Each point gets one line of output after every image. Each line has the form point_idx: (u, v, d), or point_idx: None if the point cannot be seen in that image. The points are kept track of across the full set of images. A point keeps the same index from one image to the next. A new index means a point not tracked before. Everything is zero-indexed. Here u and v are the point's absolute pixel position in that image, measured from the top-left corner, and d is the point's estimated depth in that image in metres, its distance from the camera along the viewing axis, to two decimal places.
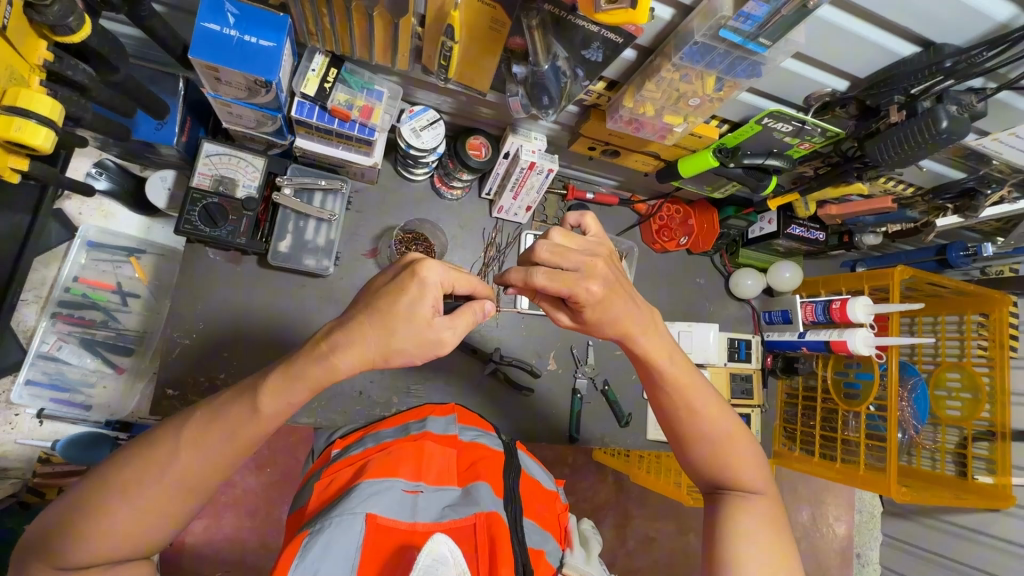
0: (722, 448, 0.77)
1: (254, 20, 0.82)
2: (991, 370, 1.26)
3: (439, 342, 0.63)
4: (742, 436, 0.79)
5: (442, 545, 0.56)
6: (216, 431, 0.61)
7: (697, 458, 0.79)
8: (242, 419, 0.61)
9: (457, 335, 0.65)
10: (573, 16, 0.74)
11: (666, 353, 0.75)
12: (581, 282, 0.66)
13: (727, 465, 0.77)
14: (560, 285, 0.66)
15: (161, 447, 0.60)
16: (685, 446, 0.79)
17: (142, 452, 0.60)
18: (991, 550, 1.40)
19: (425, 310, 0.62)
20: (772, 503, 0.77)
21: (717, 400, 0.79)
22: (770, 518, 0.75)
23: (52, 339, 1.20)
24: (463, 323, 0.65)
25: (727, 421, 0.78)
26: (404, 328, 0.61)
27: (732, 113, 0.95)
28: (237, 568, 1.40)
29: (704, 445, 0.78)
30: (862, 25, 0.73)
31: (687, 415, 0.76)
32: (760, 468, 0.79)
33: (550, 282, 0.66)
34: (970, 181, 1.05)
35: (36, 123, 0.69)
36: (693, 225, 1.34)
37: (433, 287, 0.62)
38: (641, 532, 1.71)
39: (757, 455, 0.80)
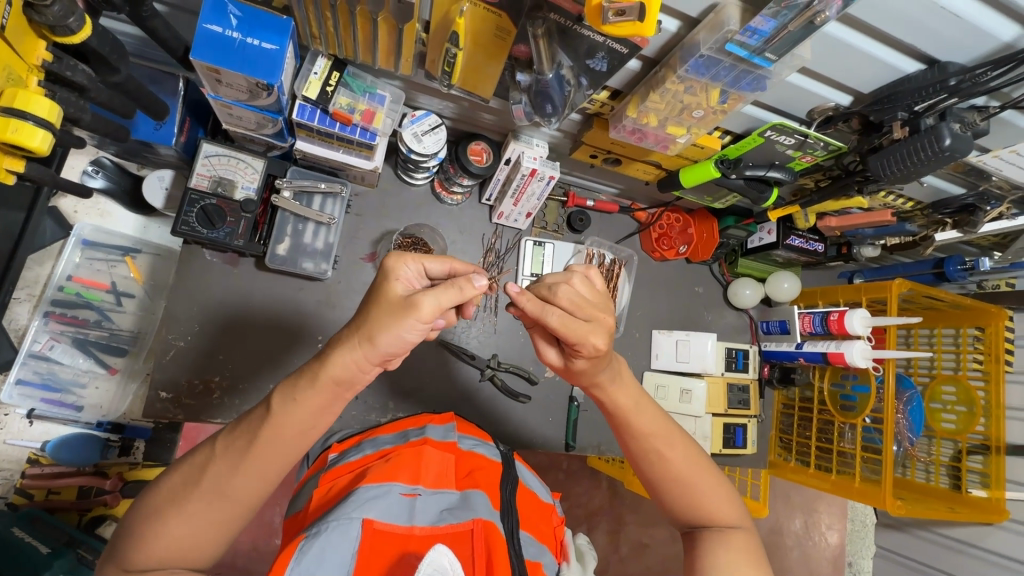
0: (693, 489, 0.77)
1: (256, 23, 0.81)
2: (986, 384, 1.27)
3: (415, 307, 0.58)
4: (714, 475, 0.79)
5: (442, 556, 0.54)
6: (242, 435, 0.63)
7: (670, 500, 0.79)
8: (260, 427, 0.62)
9: (434, 301, 0.58)
10: (579, 26, 0.73)
11: (634, 406, 0.77)
12: (590, 333, 0.65)
13: (702, 504, 0.77)
14: (573, 334, 0.64)
15: (199, 455, 0.64)
16: (657, 485, 0.79)
17: (183, 462, 0.64)
18: (982, 562, 1.40)
19: (397, 292, 0.61)
20: (751, 538, 0.77)
21: (687, 442, 0.79)
22: (750, 555, 0.74)
23: (44, 338, 1.18)
24: (444, 292, 0.59)
25: (697, 461, 0.78)
26: (375, 309, 0.60)
27: (736, 124, 0.95)
28: (228, 571, 1.38)
29: (676, 488, 0.77)
30: (869, 43, 0.73)
31: (655, 458, 0.77)
32: (736, 504, 0.79)
33: (563, 327, 0.64)
34: (970, 198, 1.06)
35: (33, 125, 0.68)
36: (693, 234, 1.35)
37: (405, 274, 0.63)
38: (635, 539, 1.71)
39: (732, 493, 0.80)
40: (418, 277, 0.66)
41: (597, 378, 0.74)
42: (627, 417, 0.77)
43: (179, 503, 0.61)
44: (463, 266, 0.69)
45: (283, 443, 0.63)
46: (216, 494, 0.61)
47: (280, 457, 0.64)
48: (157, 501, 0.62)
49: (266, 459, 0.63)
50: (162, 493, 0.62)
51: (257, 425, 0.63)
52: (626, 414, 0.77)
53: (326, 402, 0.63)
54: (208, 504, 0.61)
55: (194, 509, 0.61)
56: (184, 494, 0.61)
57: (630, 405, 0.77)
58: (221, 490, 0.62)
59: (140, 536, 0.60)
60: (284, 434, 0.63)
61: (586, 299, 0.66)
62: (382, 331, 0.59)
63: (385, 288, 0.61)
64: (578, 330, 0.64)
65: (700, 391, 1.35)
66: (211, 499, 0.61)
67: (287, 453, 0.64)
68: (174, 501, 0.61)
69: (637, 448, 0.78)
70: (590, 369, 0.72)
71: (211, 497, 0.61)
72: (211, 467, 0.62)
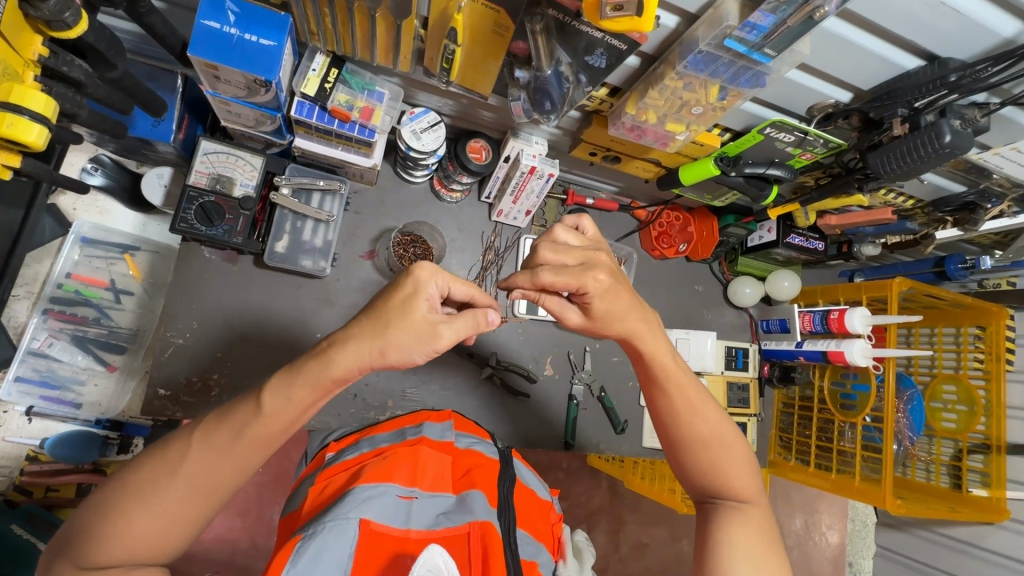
0: (716, 460, 0.76)
1: (254, 18, 0.81)
2: (987, 383, 1.26)
3: (437, 337, 0.62)
4: (740, 449, 0.78)
5: (436, 556, 0.55)
6: (223, 431, 0.62)
7: (690, 468, 0.78)
8: (244, 420, 0.62)
9: (455, 333, 0.64)
10: (578, 22, 0.73)
11: (674, 363, 0.75)
12: (584, 274, 0.66)
13: (722, 477, 0.76)
14: (569, 280, 0.66)
15: (174, 446, 0.62)
16: (679, 452, 0.78)
17: (153, 453, 0.62)
18: (982, 562, 1.40)
19: (423, 313, 0.62)
20: (767, 517, 0.76)
21: (717, 413, 0.77)
22: (764, 532, 0.74)
23: (43, 335, 1.18)
24: (461, 322, 0.64)
25: (727, 434, 0.76)
26: (399, 326, 0.61)
27: (735, 121, 0.95)
28: (227, 569, 1.38)
29: (699, 457, 0.77)
30: (868, 38, 0.72)
31: (683, 425, 0.76)
32: (759, 482, 0.78)
33: (556, 277, 0.66)
34: (970, 195, 1.05)
35: (28, 119, 0.68)
36: (693, 232, 1.33)
37: (433, 293, 0.63)
38: (634, 538, 1.71)
39: (755, 469, 0.78)
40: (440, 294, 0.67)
41: (630, 326, 0.71)
42: (666, 374, 0.75)
43: (150, 499, 0.60)
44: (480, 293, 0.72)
45: (278, 433, 0.63)
46: (193, 489, 0.61)
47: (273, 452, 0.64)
48: (122, 495, 0.60)
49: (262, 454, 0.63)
50: (129, 489, 0.60)
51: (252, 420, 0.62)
52: (663, 372, 0.75)
53: (308, 405, 0.63)
54: (187, 498, 0.61)
55: (167, 505, 0.60)
56: (156, 489, 0.60)
57: (666, 365, 0.74)
58: (198, 485, 0.62)
59: (105, 530, 0.59)
60: (281, 424, 0.63)
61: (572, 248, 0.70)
62: (396, 343, 0.61)
63: (411, 307, 0.61)
64: (570, 277, 0.66)
65: None
66: (191, 494, 0.61)
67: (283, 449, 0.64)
68: (142, 497, 0.60)
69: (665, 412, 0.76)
70: (615, 308, 0.69)
71: (191, 491, 0.61)
72: (191, 460, 0.61)
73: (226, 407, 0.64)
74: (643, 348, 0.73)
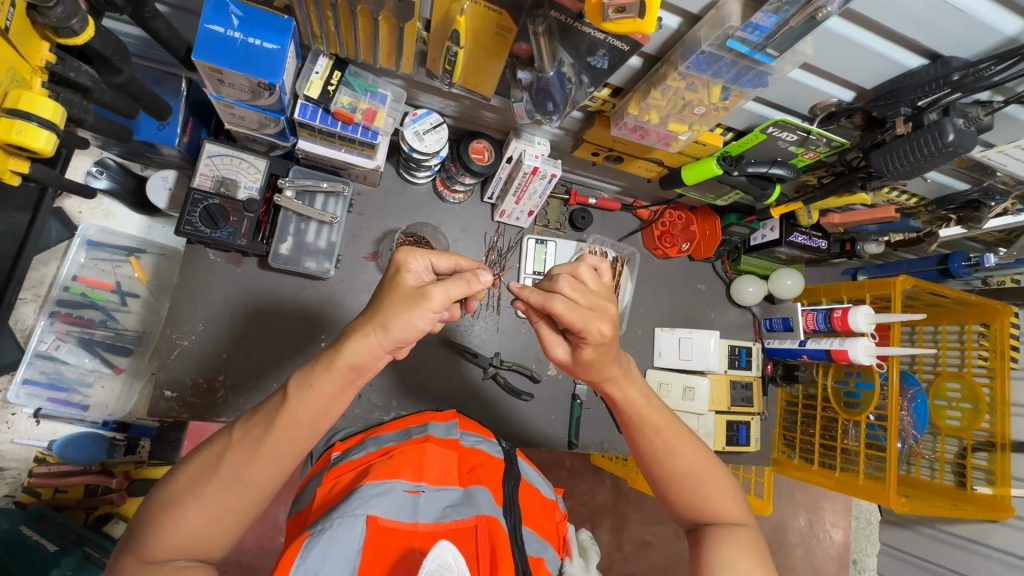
0: (698, 486, 0.77)
1: (259, 22, 0.82)
2: (991, 380, 1.27)
3: (425, 296, 0.60)
4: (720, 472, 0.79)
5: (446, 552, 0.55)
6: (259, 422, 0.64)
7: (674, 498, 0.79)
8: (272, 410, 0.64)
9: (445, 292, 0.61)
10: (580, 23, 0.73)
11: (645, 398, 0.76)
12: (591, 320, 0.65)
13: (707, 502, 0.77)
14: (577, 320, 0.64)
15: (215, 444, 0.64)
16: (660, 484, 0.79)
17: (199, 452, 0.65)
18: (986, 559, 1.40)
19: (409, 283, 0.63)
20: (755, 535, 0.77)
21: (693, 439, 0.79)
22: (754, 551, 0.74)
23: (50, 338, 1.19)
24: (455, 286, 0.61)
25: (704, 460, 0.78)
26: (389, 296, 0.62)
27: (738, 120, 0.95)
28: (234, 568, 1.39)
29: (681, 485, 0.77)
30: (871, 37, 0.72)
31: (664, 454, 0.77)
32: (741, 502, 0.79)
33: (568, 312, 0.64)
34: (974, 193, 1.05)
35: (37, 126, 0.68)
36: (695, 231, 1.33)
37: (416, 267, 0.65)
38: (639, 536, 1.71)
39: (736, 489, 0.80)
40: (428, 272, 0.67)
41: (611, 372, 0.73)
42: (638, 414, 0.76)
43: (196, 491, 0.61)
44: (468, 263, 0.71)
45: (291, 433, 0.64)
46: (234, 481, 0.62)
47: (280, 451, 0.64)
48: (172, 489, 0.62)
49: (282, 452, 0.64)
50: (178, 484, 0.62)
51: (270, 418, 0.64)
52: (633, 408, 0.76)
53: (336, 388, 0.64)
54: (230, 490, 0.62)
55: (212, 497, 0.61)
56: (200, 482, 0.62)
57: (637, 405, 0.76)
58: (239, 477, 0.62)
59: (157, 520, 0.60)
60: (293, 421, 0.63)
61: (591, 289, 0.67)
62: (390, 316, 0.60)
63: (397, 280, 0.63)
64: (582, 315, 0.64)
65: (702, 389, 1.34)
66: (230, 486, 0.62)
67: (293, 447, 0.65)
68: (186, 491, 0.61)
69: (645, 445, 0.78)
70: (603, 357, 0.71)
71: (228, 484, 0.62)
72: (228, 455, 0.63)
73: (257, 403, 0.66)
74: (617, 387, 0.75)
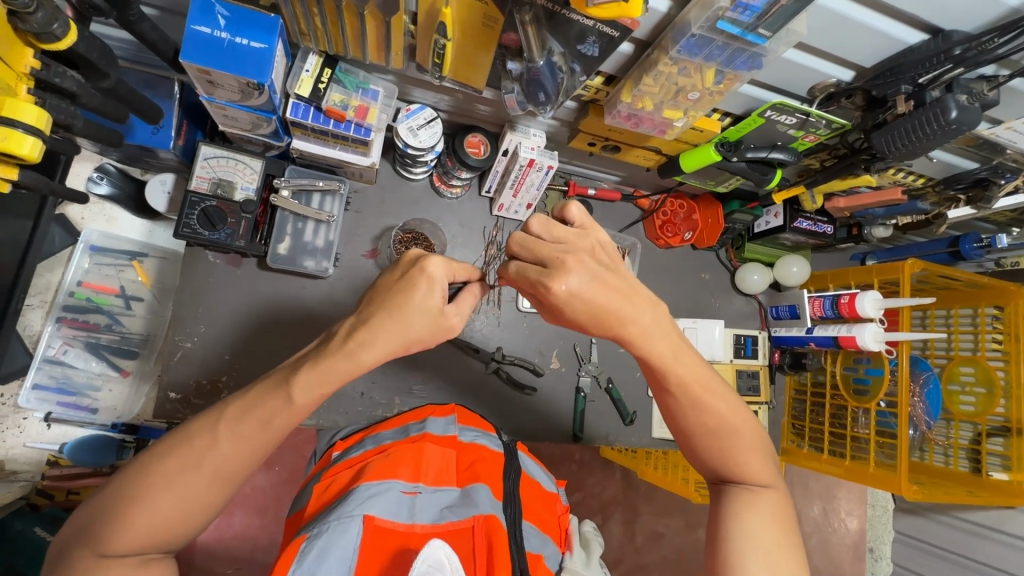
0: (731, 446, 0.76)
1: (245, 21, 0.81)
2: (1006, 364, 1.23)
3: (450, 326, 0.68)
4: (755, 433, 0.78)
5: (438, 552, 0.54)
6: (249, 423, 0.64)
7: (703, 449, 0.78)
8: (273, 410, 0.64)
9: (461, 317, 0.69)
10: (567, 10, 0.72)
11: (672, 358, 0.72)
12: (545, 278, 0.66)
13: (737, 463, 0.76)
14: (526, 281, 0.69)
15: (200, 437, 0.64)
16: (690, 439, 0.79)
17: (177, 444, 0.64)
18: (1010, 548, 1.36)
19: (438, 304, 0.65)
20: (781, 500, 0.76)
21: (728, 393, 0.77)
22: (779, 514, 0.74)
23: (58, 343, 1.21)
24: (467, 307, 0.70)
25: (740, 418, 0.77)
26: (418, 317, 0.64)
27: (735, 105, 0.93)
28: (247, 564, 1.40)
29: (713, 443, 0.77)
30: (867, 14, 0.70)
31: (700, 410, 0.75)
32: (770, 465, 0.78)
33: (519, 275, 0.69)
34: (982, 172, 1.02)
35: (21, 132, 0.69)
36: (698, 220, 1.31)
37: (444, 283, 0.65)
38: (650, 527, 1.70)
39: (768, 453, 0.79)
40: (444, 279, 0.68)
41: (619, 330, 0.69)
42: (666, 370, 0.73)
43: (176, 487, 0.62)
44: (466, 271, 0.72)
45: (292, 421, 0.66)
46: (218, 478, 0.64)
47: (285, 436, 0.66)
48: (146, 480, 0.62)
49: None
50: (153, 474, 0.62)
51: (275, 416, 0.64)
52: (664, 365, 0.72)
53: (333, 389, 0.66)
54: (207, 488, 0.64)
55: (191, 494, 0.63)
56: (181, 477, 0.62)
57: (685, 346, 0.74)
58: (221, 473, 0.64)
59: (127, 512, 0.61)
60: (286, 419, 0.65)
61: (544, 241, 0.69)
62: (419, 339, 0.65)
63: (425, 300, 0.64)
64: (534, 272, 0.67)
65: None
66: (215, 482, 0.64)
67: None
68: (168, 486, 0.62)
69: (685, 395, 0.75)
70: (589, 316, 0.67)
71: (213, 480, 0.64)
72: (215, 451, 0.63)
73: (249, 399, 0.65)
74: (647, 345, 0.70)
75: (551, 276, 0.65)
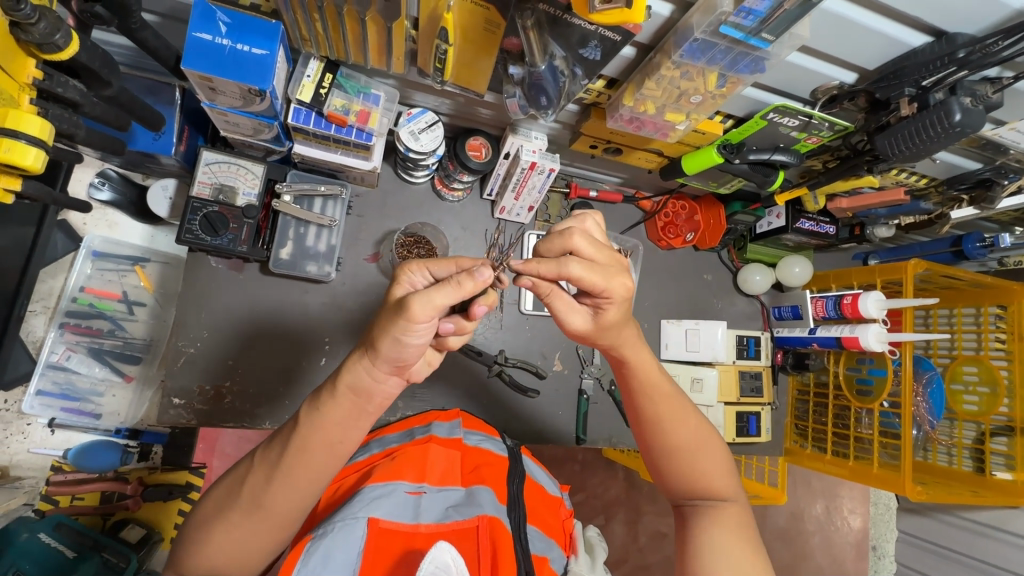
0: (697, 465, 0.77)
1: (246, 28, 0.81)
2: (1010, 363, 1.23)
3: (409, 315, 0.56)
4: (719, 450, 0.79)
5: (445, 554, 0.54)
6: (276, 447, 0.65)
7: (670, 473, 0.78)
8: (289, 431, 0.65)
9: (426, 303, 0.55)
10: (568, 14, 0.72)
11: (653, 362, 0.76)
12: (612, 278, 0.64)
13: (703, 480, 0.77)
14: (598, 279, 0.63)
15: (244, 466, 0.66)
16: (655, 458, 0.79)
17: (231, 474, 0.67)
18: (1015, 548, 1.36)
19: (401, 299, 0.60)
20: (746, 514, 0.77)
21: (692, 412, 0.78)
22: (744, 530, 0.74)
23: (61, 348, 1.21)
24: (432, 294, 0.55)
25: (704, 435, 0.77)
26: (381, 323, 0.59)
27: (737, 107, 0.92)
28: None
29: (679, 462, 0.77)
30: (871, 17, 0.70)
31: (663, 430, 0.76)
32: (735, 480, 0.79)
33: (586, 274, 0.62)
34: (986, 172, 1.00)
35: (25, 143, 0.69)
36: (699, 221, 1.31)
37: (410, 280, 0.63)
38: (653, 527, 1.70)
39: (733, 468, 0.79)
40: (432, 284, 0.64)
41: (623, 336, 0.72)
42: (642, 382, 0.76)
43: (222, 514, 0.64)
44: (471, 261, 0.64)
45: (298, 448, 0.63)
46: (251, 505, 0.63)
47: (303, 467, 0.64)
48: (208, 509, 0.65)
49: (303, 465, 0.64)
50: (212, 500, 0.66)
51: (290, 434, 0.64)
52: (639, 372, 0.75)
53: (340, 408, 0.63)
54: (249, 516, 0.63)
55: (235, 521, 0.63)
56: (227, 504, 0.64)
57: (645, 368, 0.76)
58: (256, 501, 0.63)
59: (194, 550, 0.63)
60: (289, 440, 0.64)
61: (602, 245, 0.66)
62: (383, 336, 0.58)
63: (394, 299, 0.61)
64: (601, 278, 0.63)
65: (710, 380, 1.34)
66: (250, 511, 0.63)
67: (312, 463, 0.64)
68: (218, 512, 0.64)
69: (645, 414, 0.77)
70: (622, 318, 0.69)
71: (249, 508, 0.63)
72: (251, 476, 0.64)
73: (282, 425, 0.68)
74: (626, 352, 0.74)
75: (615, 275, 0.64)
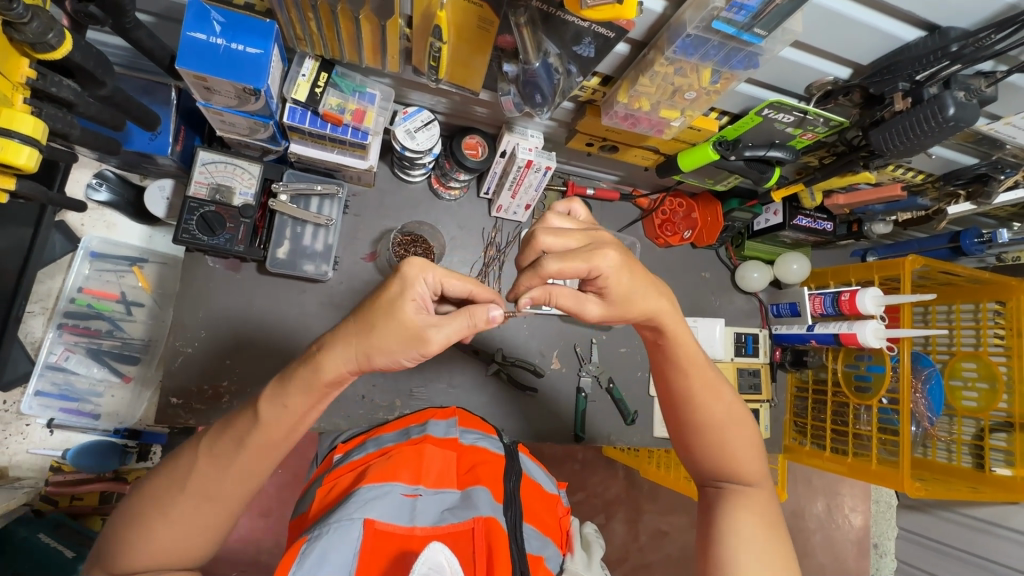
0: (727, 446, 0.77)
1: (240, 27, 0.81)
2: (1008, 360, 1.23)
3: (424, 339, 0.61)
4: (750, 433, 0.79)
5: (438, 554, 0.54)
6: (226, 440, 0.64)
7: (699, 450, 0.79)
8: (245, 428, 0.64)
9: (446, 335, 0.61)
10: (561, 12, 0.72)
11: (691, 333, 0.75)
12: (592, 254, 0.65)
13: (732, 461, 0.77)
14: (580, 263, 0.64)
15: (183, 460, 0.65)
16: (684, 435, 0.79)
17: (166, 467, 0.65)
18: (1015, 544, 1.36)
19: (410, 315, 0.60)
20: (770, 500, 0.78)
21: (727, 394, 0.78)
22: (769, 515, 0.75)
23: (60, 349, 1.22)
24: (453, 327, 0.62)
25: (736, 417, 0.77)
26: (383, 326, 0.60)
27: (732, 103, 0.92)
28: (252, 567, 1.40)
29: (709, 440, 0.77)
30: (864, 12, 0.70)
31: (696, 409, 0.76)
32: (763, 464, 0.79)
33: (563, 264, 0.64)
34: (982, 167, 1.01)
35: (18, 142, 0.69)
36: (697, 219, 1.31)
37: (421, 291, 0.61)
38: (653, 526, 1.70)
39: (761, 453, 0.80)
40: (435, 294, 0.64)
41: (656, 303, 0.71)
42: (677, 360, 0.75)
43: (165, 508, 0.63)
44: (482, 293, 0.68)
45: (271, 439, 0.64)
46: (204, 496, 0.64)
47: (259, 459, 0.66)
48: (142, 504, 0.64)
49: (265, 456, 0.65)
50: (146, 495, 0.64)
51: (248, 430, 0.63)
52: (678, 346, 0.74)
53: (313, 400, 0.64)
54: (203, 507, 0.64)
55: (180, 513, 0.63)
56: (168, 499, 0.63)
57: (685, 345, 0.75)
58: (208, 492, 0.64)
59: (128, 547, 0.62)
60: (261, 438, 0.63)
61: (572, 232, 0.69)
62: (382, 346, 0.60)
63: (399, 310, 0.60)
64: (580, 262, 0.64)
65: None
66: (202, 502, 0.64)
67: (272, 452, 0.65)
68: (157, 506, 0.63)
69: (678, 393, 0.77)
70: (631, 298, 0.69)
71: (198, 499, 0.64)
72: (197, 469, 0.64)
73: (229, 417, 0.66)
74: (665, 323, 0.72)
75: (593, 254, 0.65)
